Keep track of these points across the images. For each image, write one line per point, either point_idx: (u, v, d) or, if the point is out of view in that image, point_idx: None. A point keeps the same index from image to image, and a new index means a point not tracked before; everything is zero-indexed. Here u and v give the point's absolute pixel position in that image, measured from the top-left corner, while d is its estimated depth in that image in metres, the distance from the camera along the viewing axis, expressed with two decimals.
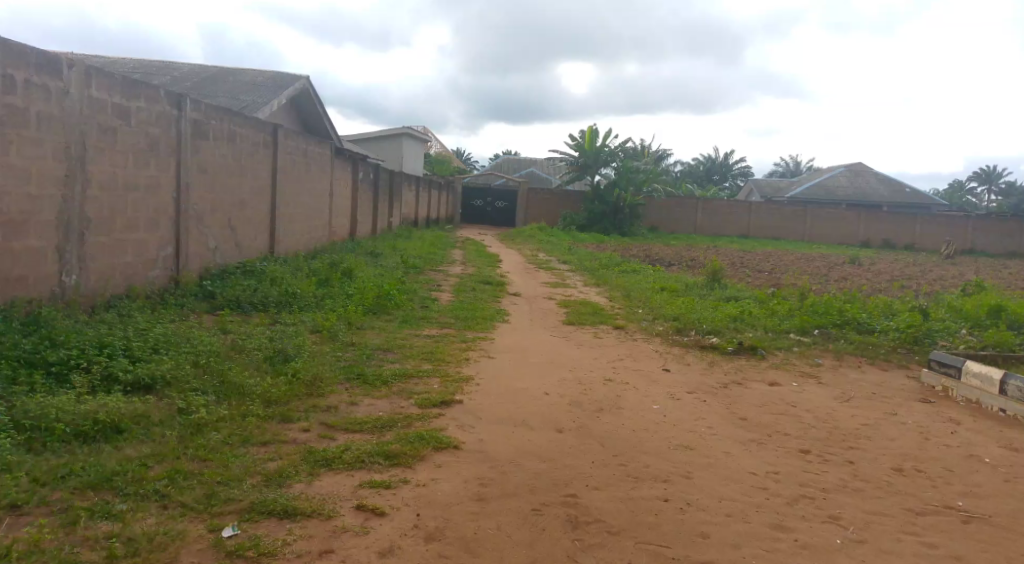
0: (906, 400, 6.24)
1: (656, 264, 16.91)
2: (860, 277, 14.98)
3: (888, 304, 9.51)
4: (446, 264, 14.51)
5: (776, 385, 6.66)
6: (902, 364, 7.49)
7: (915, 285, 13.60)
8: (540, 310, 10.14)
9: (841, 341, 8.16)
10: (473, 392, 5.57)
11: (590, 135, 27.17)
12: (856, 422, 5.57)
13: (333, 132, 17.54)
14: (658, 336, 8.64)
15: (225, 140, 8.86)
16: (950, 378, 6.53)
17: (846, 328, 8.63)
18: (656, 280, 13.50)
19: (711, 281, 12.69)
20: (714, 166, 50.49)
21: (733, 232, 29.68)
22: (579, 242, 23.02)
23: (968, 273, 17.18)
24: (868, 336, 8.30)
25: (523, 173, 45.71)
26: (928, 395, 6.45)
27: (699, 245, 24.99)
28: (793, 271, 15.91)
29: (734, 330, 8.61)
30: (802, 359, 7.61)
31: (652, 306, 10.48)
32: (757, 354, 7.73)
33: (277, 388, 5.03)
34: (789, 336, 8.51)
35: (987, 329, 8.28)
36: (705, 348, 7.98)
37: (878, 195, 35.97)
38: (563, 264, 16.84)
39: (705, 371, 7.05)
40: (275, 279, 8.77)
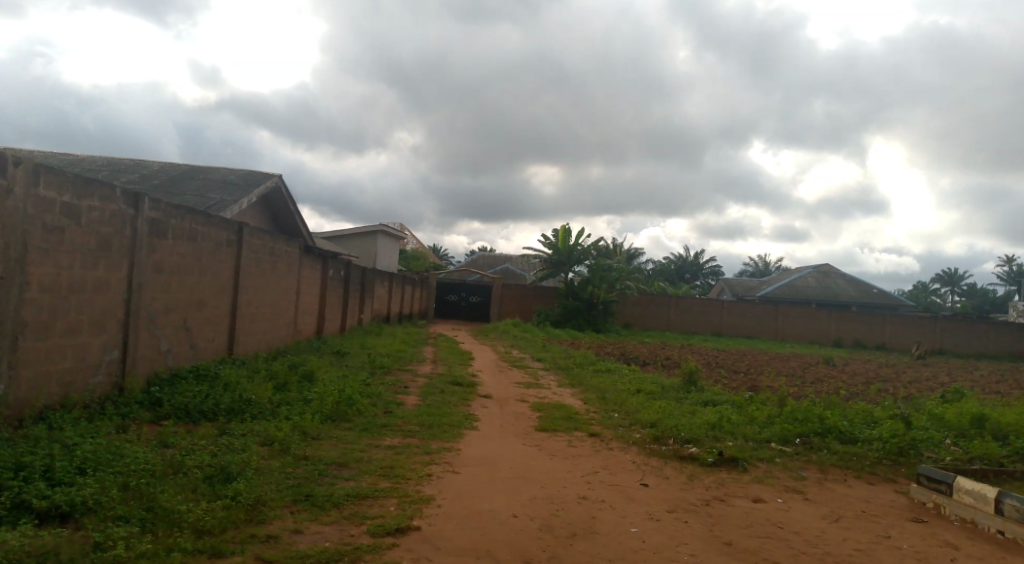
0: (898, 521, 5.84)
1: (631, 364, 16.60)
2: (836, 379, 14.81)
3: (868, 411, 9.22)
4: (415, 363, 14.03)
5: (760, 501, 6.24)
6: (890, 478, 7.14)
7: (891, 388, 13.40)
8: (511, 414, 9.68)
9: (824, 452, 7.82)
10: (433, 517, 5.07)
11: (563, 233, 27.40)
12: (848, 547, 5.15)
13: (303, 228, 17.35)
14: (635, 444, 8.21)
15: (185, 239, 8.57)
16: (941, 495, 6.18)
17: (829, 437, 8.29)
18: (632, 381, 13.10)
19: (688, 383, 12.37)
20: (686, 264, 51.40)
21: (706, 329, 29.67)
22: (554, 339, 22.73)
23: (942, 375, 17.15)
24: (852, 446, 7.97)
25: (498, 270, 46.01)
26: (920, 514, 6.09)
27: (673, 342, 24.84)
28: (768, 372, 15.71)
29: (713, 439, 8.23)
30: (785, 472, 7.21)
31: (628, 411, 10.05)
32: (738, 467, 7.33)
33: (212, 515, 4.51)
34: (770, 445, 8.13)
35: (972, 439, 8.01)
36: (685, 459, 7.56)
37: (846, 295, 36.58)
38: (537, 363, 16.41)
39: (685, 487, 6.61)
40: (229, 384, 8.27)
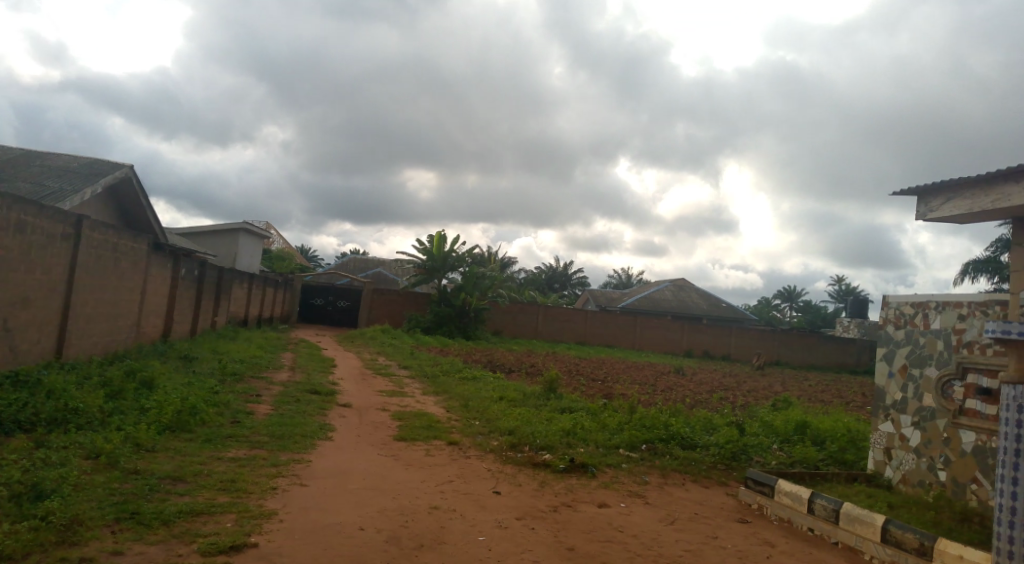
0: (725, 522, 6.31)
1: (496, 372, 16.80)
2: (685, 388, 15.77)
3: (709, 418, 9.89)
4: (271, 369, 13.41)
5: (604, 506, 6.51)
6: (722, 481, 7.70)
7: (731, 397, 14.46)
8: (370, 423, 9.49)
9: (667, 458, 8.30)
10: (274, 533, 4.87)
11: (438, 240, 27.12)
12: (679, 548, 5.50)
13: (155, 223, 16.14)
14: (492, 452, 8.32)
15: (9, 230, 7.72)
16: (764, 496, 6.74)
17: (671, 442, 8.81)
18: (495, 389, 13.26)
19: (548, 391, 12.71)
20: (555, 275, 52.86)
21: (572, 337, 30.61)
22: (422, 345, 22.58)
23: (775, 384, 18.73)
24: (691, 452, 8.52)
25: (369, 274, 45.10)
26: (745, 514, 6.61)
27: (539, 350, 25.42)
28: (624, 380, 16.46)
29: (566, 446, 8.50)
30: (630, 477, 7.58)
31: (488, 419, 10.16)
32: (587, 472, 7.61)
33: (15, 538, 4.07)
34: (619, 451, 8.51)
35: (794, 444, 8.81)
36: (538, 466, 7.75)
37: (698, 309, 39.11)
38: (402, 370, 16.21)
39: (536, 494, 6.77)
40: (53, 391, 7.52)
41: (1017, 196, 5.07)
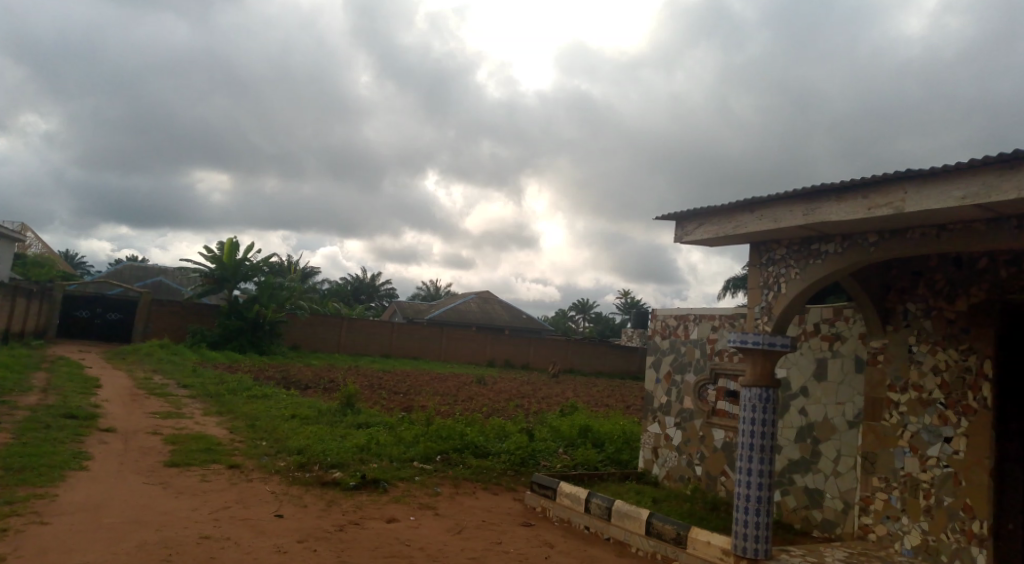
0: (510, 527, 6.53)
1: (291, 388, 16.00)
2: (484, 397, 16.15)
3: (502, 426, 10.22)
4: (16, 393, 11.60)
5: (393, 521, 6.44)
6: (511, 487, 7.98)
7: (526, 404, 15.07)
8: (138, 449, 8.56)
9: (459, 467, 8.43)
10: None
11: (229, 248, 25.30)
12: (463, 557, 5.59)
13: None
14: (277, 473, 7.88)
15: None
16: (547, 499, 7.08)
17: (465, 452, 8.97)
18: (287, 406, 12.61)
19: (345, 406, 12.35)
20: (360, 286, 51.73)
21: (375, 350, 30.03)
22: (209, 362, 20.88)
23: (568, 391, 19.84)
24: (483, 460, 8.74)
25: (150, 283, 40.91)
26: (529, 518, 6.90)
27: (340, 364, 24.66)
28: (425, 392, 16.49)
29: (358, 462, 8.30)
30: (421, 489, 7.57)
31: (277, 438, 9.63)
32: (378, 487, 7.49)
33: None
34: (413, 464, 8.49)
35: (578, 447, 9.38)
36: (326, 484, 7.48)
37: (501, 320, 40.39)
38: (183, 389, 14.84)
39: (322, 513, 6.52)
40: None
41: (751, 224, 5.85)
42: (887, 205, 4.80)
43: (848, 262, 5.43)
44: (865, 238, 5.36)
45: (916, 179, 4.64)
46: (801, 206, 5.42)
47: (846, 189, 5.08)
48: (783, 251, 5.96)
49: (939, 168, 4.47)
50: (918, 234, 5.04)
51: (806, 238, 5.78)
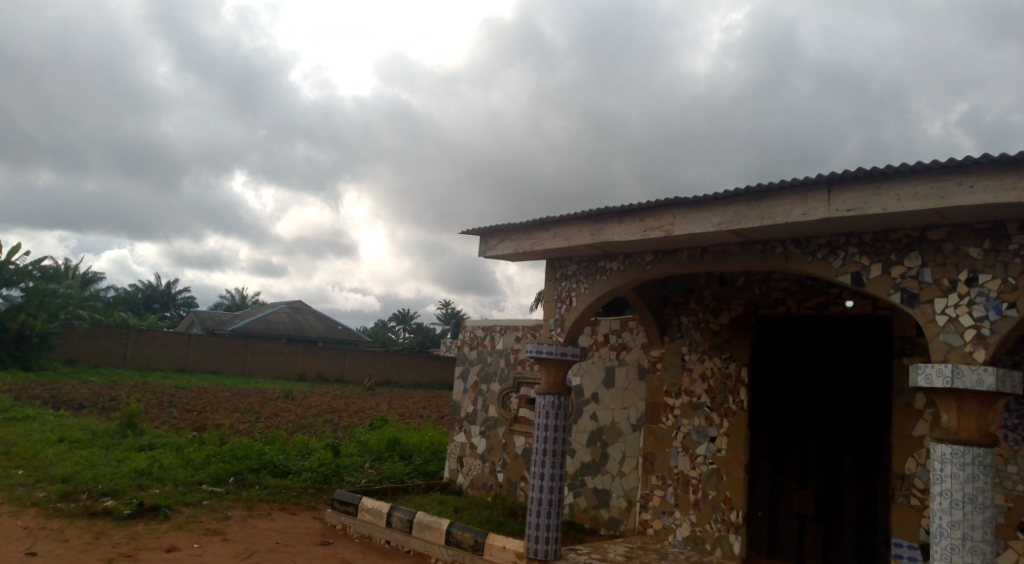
0: (306, 547, 6.28)
1: (61, 409, 14.18)
2: (289, 413, 15.41)
3: (306, 442, 9.83)
4: None
5: (173, 550, 5.92)
6: (311, 506, 7.69)
7: (335, 419, 14.61)
8: None
9: (255, 488, 7.98)
10: None
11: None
12: None
13: None
14: (35, 506, 6.94)
15: None
16: (348, 515, 6.92)
17: (262, 472, 8.50)
18: (54, 429, 11.16)
19: (126, 427, 11.19)
20: (156, 294, 47.24)
21: (168, 365, 27.34)
22: None
23: (380, 404, 19.54)
24: (283, 479, 8.35)
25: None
26: (328, 536, 6.69)
27: (126, 381, 22.27)
28: (223, 410, 15.40)
29: (137, 488, 7.55)
30: (210, 514, 7.05)
31: (37, 466, 8.48)
32: (159, 514, 6.87)
33: None
34: (202, 487, 7.88)
35: (385, 461, 9.27)
36: (96, 515, 6.72)
37: (314, 331, 38.88)
38: None
39: (87, 548, 5.83)
40: None
41: (546, 241, 6.19)
42: (660, 228, 5.33)
43: (630, 278, 5.93)
44: (643, 257, 5.90)
45: (684, 206, 5.20)
46: (589, 226, 5.85)
47: (627, 212, 5.56)
48: (574, 267, 6.36)
49: (702, 197, 5.04)
50: (686, 254, 5.63)
51: (594, 256, 6.22)
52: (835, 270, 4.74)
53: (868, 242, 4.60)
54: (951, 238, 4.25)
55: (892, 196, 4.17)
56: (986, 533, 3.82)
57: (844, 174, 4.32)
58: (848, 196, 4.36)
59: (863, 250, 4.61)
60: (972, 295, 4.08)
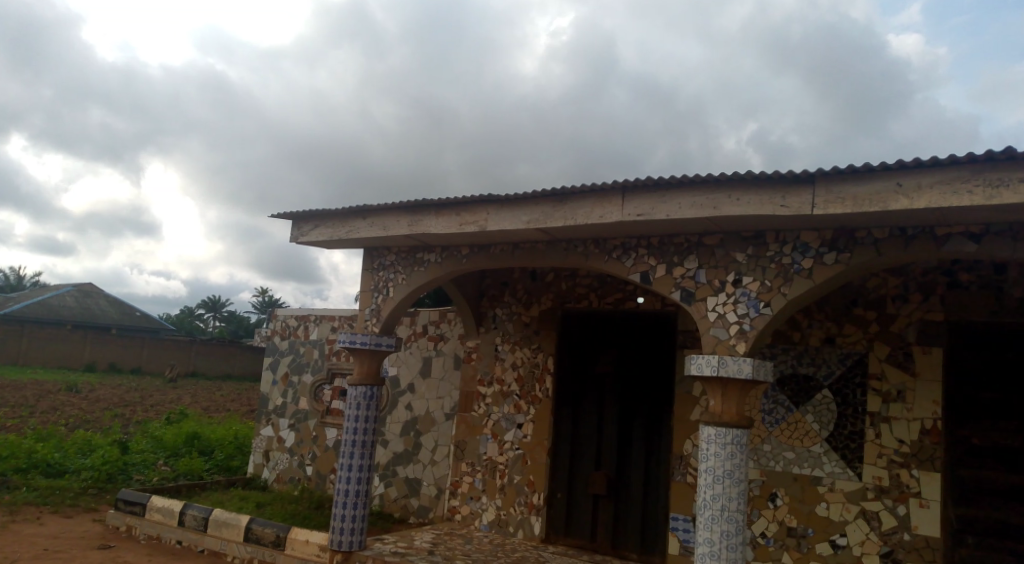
0: (82, 552, 5.71)
1: None
2: (69, 407, 13.79)
3: (88, 438, 8.90)
4: None
5: None
6: (90, 508, 6.98)
7: (125, 413, 13.31)
8: None
9: (21, 491, 7.09)
10: None
11: None
12: None
13: None
14: None
15: None
16: (134, 516, 6.38)
17: (31, 473, 7.58)
18: None
19: None
20: None
21: None
22: None
23: (179, 397, 18.08)
24: (57, 480, 7.50)
25: None
26: (109, 539, 6.13)
27: None
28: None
29: None
30: None
31: None
32: None
33: None
34: None
35: (182, 457, 8.65)
36: None
37: (108, 318, 35.11)
38: None
39: None
40: None
41: (362, 230, 6.10)
42: (474, 223, 5.46)
43: (445, 270, 6.02)
44: (459, 250, 6.01)
45: (497, 202, 5.37)
46: (406, 216, 5.85)
47: (444, 205, 5.63)
48: (391, 257, 6.33)
49: (514, 194, 5.24)
50: (499, 249, 5.82)
51: (412, 247, 6.23)
52: (628, 269, 5.16)
53: (656, 244, 5.04)
54: (723, 244, 4.78)
55: (676, 204, 4.61)
56: (739, 503, 4.38)
57: (638, 181, 4.70)
58: (641, 202, 4.75)
59: (651, 252, 5.06)
60: (736, 295, 4.62)
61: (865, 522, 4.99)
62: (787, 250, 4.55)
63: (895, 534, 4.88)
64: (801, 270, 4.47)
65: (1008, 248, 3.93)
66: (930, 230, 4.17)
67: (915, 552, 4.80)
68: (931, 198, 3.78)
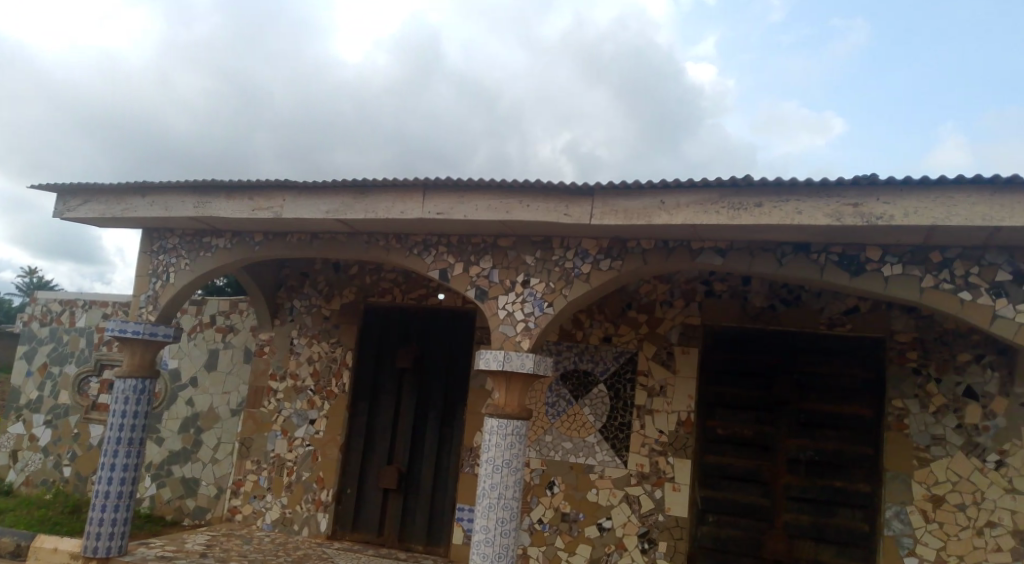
0: None
1: None
2: None
3: None
4: None
5: None
6: None
7: None
8: None
9: None
10: None
11: None
12: None
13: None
14: None
15: None
16: None
17: None
18: None
19: None
20: None
21: None
22: None
23: None
24: None
25: None
26: None
27: None
28: None
29: None
30: None
31: None
32: None
33: None
34: None
35: None
36: None
37: None
38: None
39: None
40: None
41: (141, 208, 5.63)
42: (269, 209, 5.26)
43: (236, 257, 5.72)
44: (252, 237, 5.74)
45: (294, 189, 5.21)
46: (193, 197, 5.48)
47: (237, 188, 5.36)
48: (176, 240, 5.90)
49: (311, 183, 5.12)
50: (295, 239, 5.64)
51: (199, 231, 5.84)
52: (427, 266, 5.23)
53: (455, 243, 5.17)
54: (515, 247, 4.99)
55: (472, 205, 4.77)
56: (514, 491, 4.62)
57: (436, 179, 4.81)
58: (438, 200, 4.85)
59: (450, 250, 5.18)
60: (524, 294, 4.86)
61: (627, 506, 5.48)
62: (570, 255, 4.85)
63: (651, 516, 5.40)
64: (581, 274, 4.79)
65: (745, 262, 4.48)
66: (686, 244, 4.64)
67: (666, 531, 5.34)
68: (686, 216, 4.24)
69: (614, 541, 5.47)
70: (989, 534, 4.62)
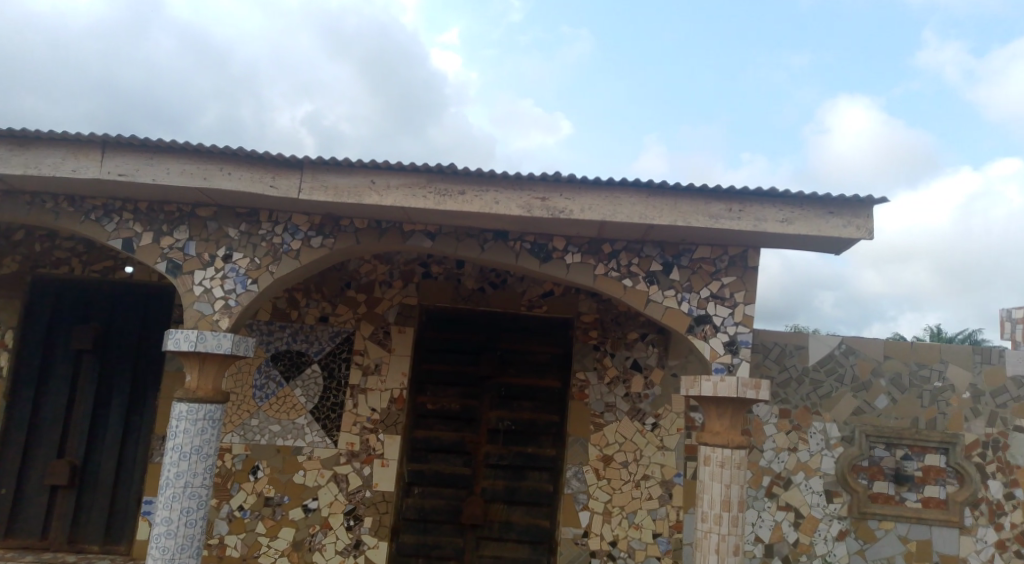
0: None
1: None
2: None
3: None
4: None
5: None
6: None
7: None
8: None
9: None
10: None
11: None
12: None
13: None
14: None
15: None
16: None
17: None
18: None
19: None
20: None
21: None
22: None
23: None
24: None
25: None
26: None
27: None
28: None
29: None
30: None
31: None
32: None
33: None
34: None
35: None
36: None
37: None
38: None
39: None
40: None
41: None
42: None
43: None
44: None
45: None
46: None
47: None
48: None
49: None
50: None
51: None
52: (108, 234, 4.64)
53: (144, 210, 4.67)
54: (216, 218, 4.65)
55: (165, 169, 4.34)
56: (204, 479, 4.34)
57: (119, 138, 4.29)
58: (121, 160, 4.33)
59: (138, 218, 4.65)
60: (225, 270, 4.55)
61: (335, 485, 5.46)
62: (278, 230, 4.64)
63: (358, 493, 5.46)
64: (290, 250, 4.60)
65: (452, 246, 4.69)
66: (398, 226, 4.70)
67: (372, 507, 5.44)
68: (395, 197, 4.30)
69: (319, 521, 5.43)
70: (644, 485, 5.43)
